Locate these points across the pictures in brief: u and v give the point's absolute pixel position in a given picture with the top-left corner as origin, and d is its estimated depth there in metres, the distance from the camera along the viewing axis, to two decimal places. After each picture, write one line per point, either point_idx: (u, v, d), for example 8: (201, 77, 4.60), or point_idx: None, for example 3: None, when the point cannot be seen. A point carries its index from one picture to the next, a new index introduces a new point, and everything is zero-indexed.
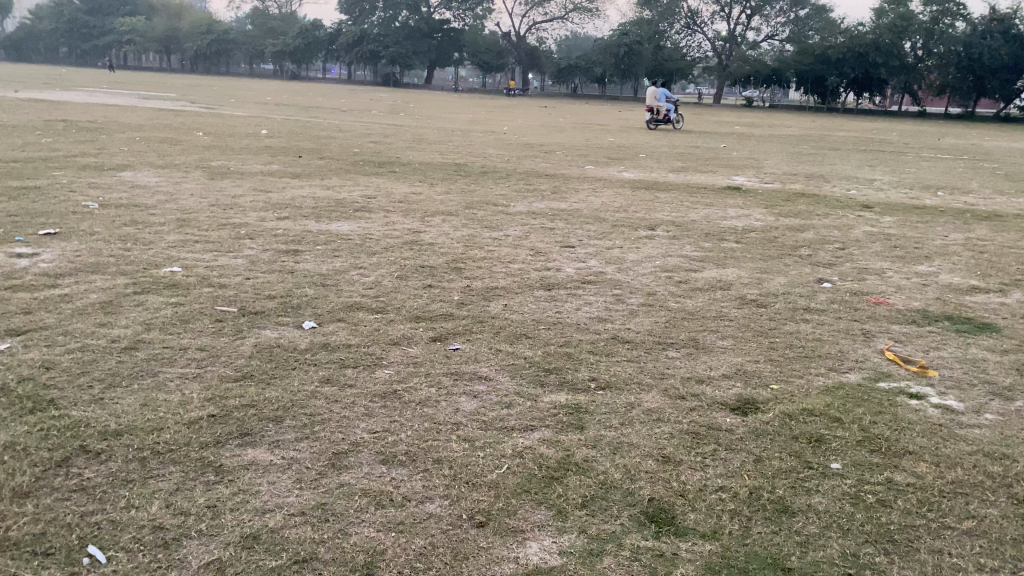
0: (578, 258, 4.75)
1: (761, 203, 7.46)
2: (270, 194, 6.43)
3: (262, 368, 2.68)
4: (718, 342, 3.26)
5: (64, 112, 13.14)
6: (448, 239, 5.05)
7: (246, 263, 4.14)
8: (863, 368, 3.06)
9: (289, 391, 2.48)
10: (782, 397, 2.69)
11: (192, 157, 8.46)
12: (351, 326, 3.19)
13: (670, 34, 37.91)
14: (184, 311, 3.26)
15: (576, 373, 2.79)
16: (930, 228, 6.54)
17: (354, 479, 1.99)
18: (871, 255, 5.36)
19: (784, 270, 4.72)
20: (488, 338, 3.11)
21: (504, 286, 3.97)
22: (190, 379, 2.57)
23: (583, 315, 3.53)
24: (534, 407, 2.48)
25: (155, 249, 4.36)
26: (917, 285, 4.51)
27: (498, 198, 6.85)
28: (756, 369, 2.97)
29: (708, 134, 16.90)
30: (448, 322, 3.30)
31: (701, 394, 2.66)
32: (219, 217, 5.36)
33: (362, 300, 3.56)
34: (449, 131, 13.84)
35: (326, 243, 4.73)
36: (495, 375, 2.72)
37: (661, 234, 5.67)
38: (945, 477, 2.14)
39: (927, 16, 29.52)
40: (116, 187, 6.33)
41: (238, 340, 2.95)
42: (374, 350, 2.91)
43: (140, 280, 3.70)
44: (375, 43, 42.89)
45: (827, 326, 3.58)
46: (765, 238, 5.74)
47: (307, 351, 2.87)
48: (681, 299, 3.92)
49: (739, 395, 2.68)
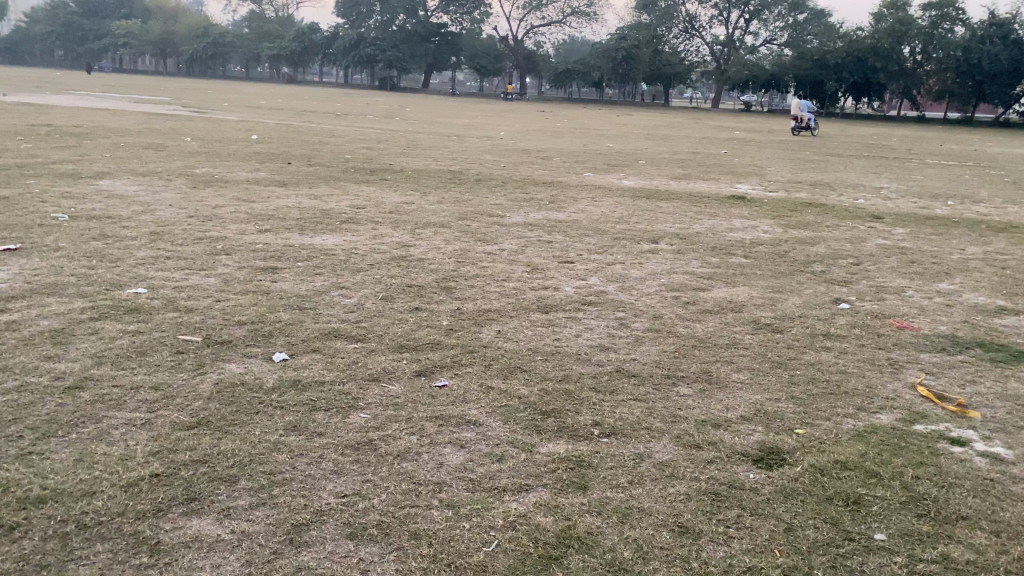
0: (577, 275, 4.44)
1: (767, 212, 7.17)
2: (254, 204, 6.12)
3: (220, 413, 2.36)
4: (733, 376, 2.95)
5: (50, 116, 12.86)
6: (439, 254, 4.75)
7: (219, 283, 3.83)
8: (896, 408, 2.75)
9: (249, 443, 2.17)
10: (810, 444, 2.38)
11: (175, 164, 8.15)
12: (327, 359, 2.87)
13: (668, 38, 37.61)
14: (142, 340, 2.94)
15: (576, 416, 2.47)
16: (946, 241, 6.23)
17: (314, 562, 1.68)
18: (888, 271, 5.05)
19: (798, 288, 4.42)
20: (479, 372, 2.80)
21: (498, 308, 3.66)
22: (138, 428, 2.25)
23: (584, 343, 3.22)
24: (529, 460, 2.17)
25: (122, 266, 4.05)
26: (940, 306, 4.20)
27: (493, 208, 6.54)
28: (778, 409, 2.66)
29: (709, 139, 16.64)
30: (435, 353, 2.98)
31: (719, 443, 2.35)
32: (195, 230, 5.04)
33: (341, 327, 3.25)
34: (444, 135, 13.52)
35: (307, 260, 4.41)
36: (486, 420, 2.40)
37: (665, 248, 5.38)
38: (1008, 554, 1.84)
39: (926, 20, 29.18)
40: (91, 197, 6.02)
41: (198, 377, 2.63)
42: (351, 389, 2.59)
43: (101, 303, 3.38)
44: (372, 46, 42.56)
45: (851, 355, 3.27)
46: (775, 251, 5.43)
47: (274, 391, 2.55)
48: (690, 324, 3.61)
49: (762, 443, 2.37)
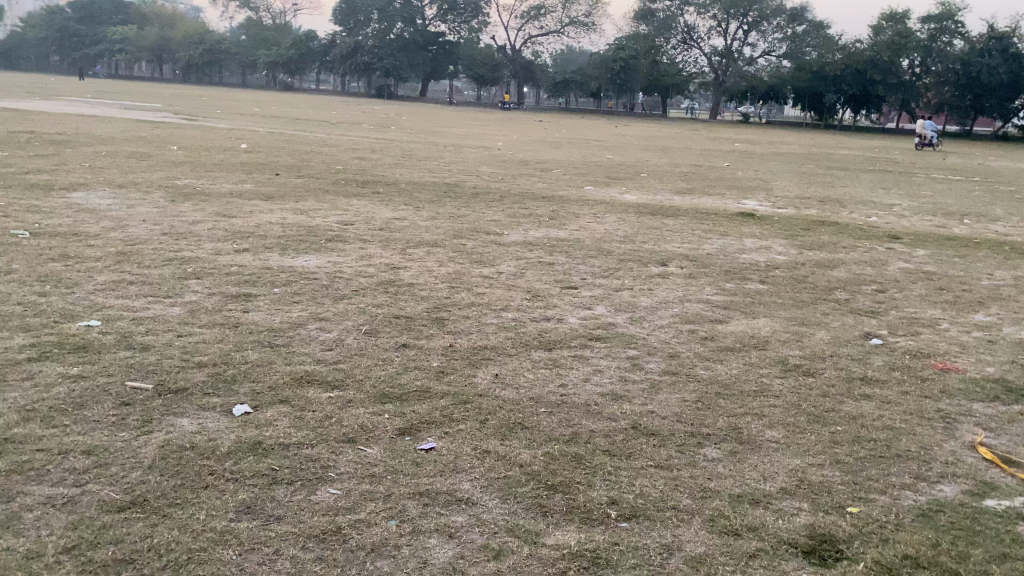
0: (582, 304, 4.05)
1: (778, 231, 6.80)
2: (234, 220, 5.72)
3: (160, 488, 1.96)
4: (767, 434, 2.55)
5: (33, 122, 12.46)
6: (431, 278, 4.36)
7: (183, 314, 3.42)
8: (961, 475, 2.36)
9: (192, 532, 1.78)
10: (870, 530, 1.99)
11: (157, 174, 7.75)
12: (297, 413, 2.46)
13: (667, 49, 37.38)
14: (83, 388, 2.54)
15: (588, 492, 2.07)
16: (970, 264, 5.86)
17: None
18: (917, 299, 4.67)
19: (824, 320, 4.03)
20: (474, 431, 2.39)
21: (495, 345, 3.26)
22: (56, 509, 1.85)
23: (593, 391, 2.81)
24: (533, 557, 1.78)
25: (78, 293, 3.64)
26: (982, 343, 3.80)
27: (489, 225, 6.16)
28: (824, 478, 2.27)
29: (710, 151, 16.33)
30: (422, 405, 2.57)
31: (760, 529, 1.96)
32: (166, 250, 4.63)
33: (316, 370, 2.84)
34: (439, 146, 13.13)
35: (285, 285, 4.02)
36: (481, 498, 2.01)
37: (675, 271, 5.00)
38: None
39: (925, 33, 29.26)
40: (60, 210, 5.62)
41: (140, 438, 2.23)
42: (323, 454, 2.19)
43: (44, 339, 2.98)
44: (369, 54, 42.13)
45: (896, 406, 2.87)
46: (793, 276, 5.04)
47: (231, 456, 2.15)
48: (711, 364, 3.21)
49: (812, 528, 1.99)
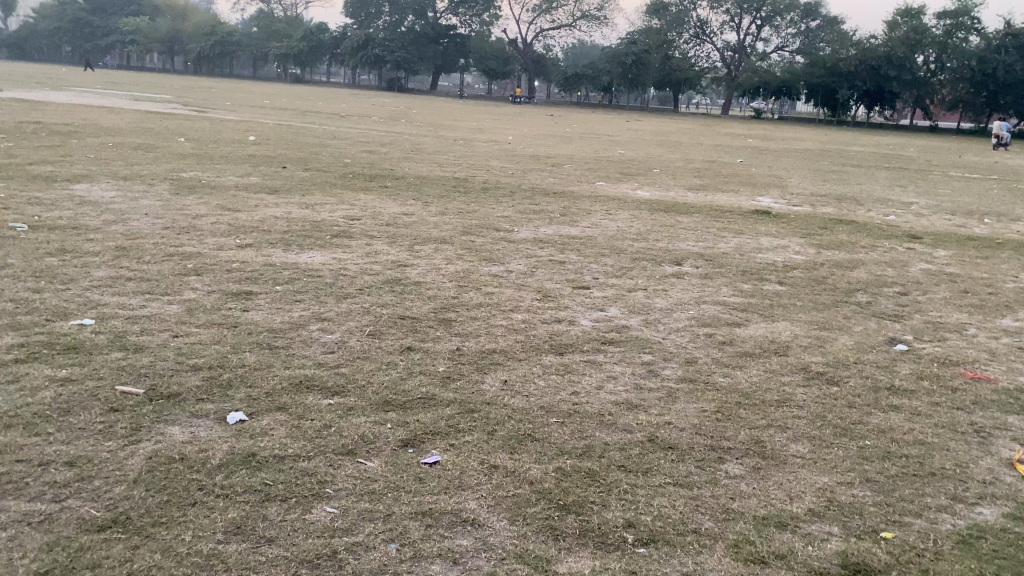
0: (594, 305, 3.89)
1: (795, 229, 6.63)
2: (237, 214, 5.59)
3: (145, 505, 1.83)
4: (792, 448, 2.40)
5: (42, 113, 12.39)
6: (437, 276, 4.22)
7: (181, 312, 3.29)
8: (1002, 497, 2.20)
9: (175, 557, 1.65)
10: (906, 559, 1.85)
11: (162, 167, 7.63)
12: (294, 421, 2.33)
13: (679, 43, 37.07)
14: (70, 392, 2.41)
15: (603, 514, 1.93)
16: (994, 266, 5.67)
17: None
18: (941, 302, 4.50)
19: (846, 324, 3.87)
20: (481, 443, 2.25)
21: (504, 349, 3.11)
22: (32, 528, 1.73)
23: (607, 399, 2.67)
24: None
25: (73, 290, 3.51)
26: (1013, 350, 3.63)
27: (499, 221, 6.01)
28: (855, 499, 2.12)
29: (724, 147, 16.13)
30: (427, 414, 2.44)
31: (788, 556, 1.82)
32: (166, 244, 4.51)
33: (316, 374, 2.71)
34: (449, 140, 12.97)
35: (288, 282, 3.89)
36: (488, 519, 1.87)
37: (689, 270, 4.85)
38: None
39: (942, 29, 28.10)
40: (61, 203, 5.50)
41: (128, 448, 2.10)
42: (320, 468, 2.06)
43: (34, 338, 2.85)
44: (380, 47, 41.94)
45: (927, 419, 2.71)
46: (812, 277, 4.87)
47: (222, 469, 2.01)
48: (731, 371, 3.06)
49: (844, 557, 1.84)
